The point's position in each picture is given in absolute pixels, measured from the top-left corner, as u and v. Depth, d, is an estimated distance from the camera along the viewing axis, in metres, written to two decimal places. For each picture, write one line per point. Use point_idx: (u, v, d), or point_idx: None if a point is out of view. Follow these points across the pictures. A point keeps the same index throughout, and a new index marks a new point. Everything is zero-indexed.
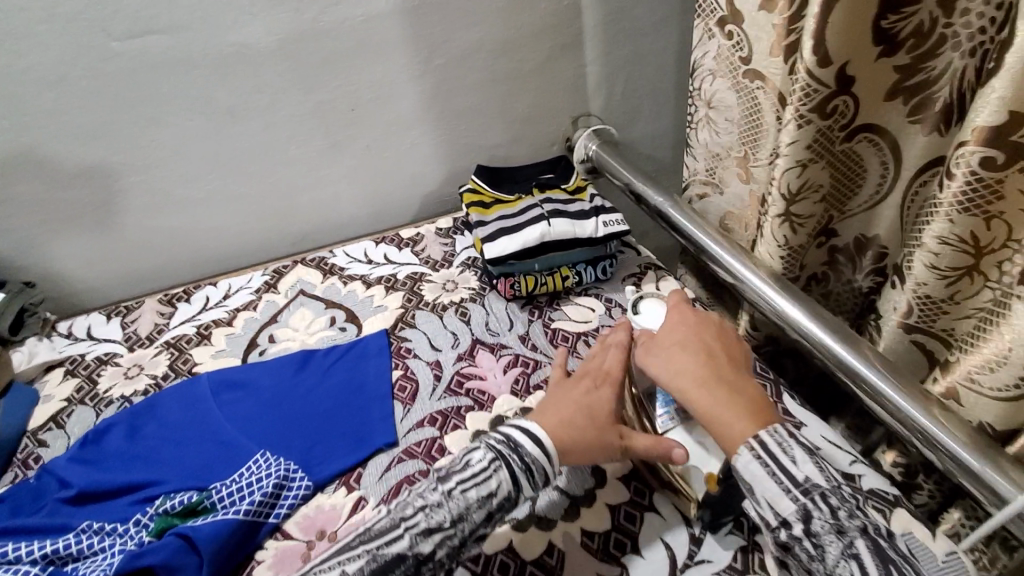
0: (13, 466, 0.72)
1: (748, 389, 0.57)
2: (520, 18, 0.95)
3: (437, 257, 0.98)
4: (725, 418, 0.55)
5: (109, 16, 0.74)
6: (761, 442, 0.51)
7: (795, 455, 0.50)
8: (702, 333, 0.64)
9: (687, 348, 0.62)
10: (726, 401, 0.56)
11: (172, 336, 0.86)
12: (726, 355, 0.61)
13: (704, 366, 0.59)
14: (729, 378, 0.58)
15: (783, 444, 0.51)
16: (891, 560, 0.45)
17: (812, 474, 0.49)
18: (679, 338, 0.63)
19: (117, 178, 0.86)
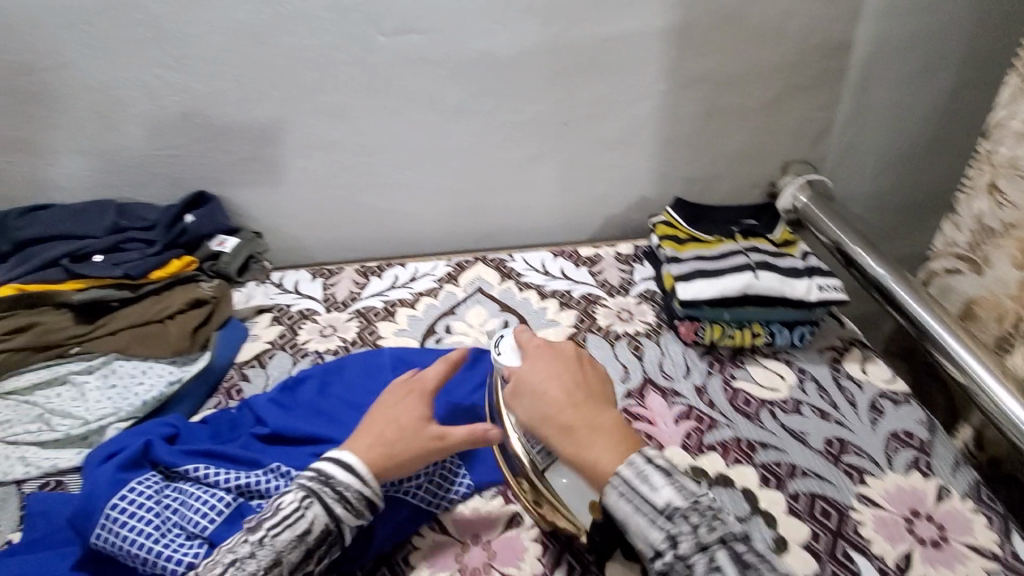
0: (218, 391, 0.80)
1: (603, 418, 0.56)
2: (755, 52, 0.91)
3: (615, 282, 0.96)
4: (592, 452, 0.54)
5: (384, 12, 0.81)
6: (625, 479, 0.51)
7: (652, 480, 0.50)
8: (536, 371, 0.59)
9: (556, 389, 0.57)
10: (593, 436, 0.54)
11: (363, 306, 0.93)
12: (570, 392, 0.57)
13: (564, 408, 0.56)
14: (569, 417, 0.56)
15: (639, 472, 0.51)
16: (748, 565, 0.46)
17: (671, 497, 0.49)
18: (543, 377, 0.59)
19: (348, 155, 0.93)
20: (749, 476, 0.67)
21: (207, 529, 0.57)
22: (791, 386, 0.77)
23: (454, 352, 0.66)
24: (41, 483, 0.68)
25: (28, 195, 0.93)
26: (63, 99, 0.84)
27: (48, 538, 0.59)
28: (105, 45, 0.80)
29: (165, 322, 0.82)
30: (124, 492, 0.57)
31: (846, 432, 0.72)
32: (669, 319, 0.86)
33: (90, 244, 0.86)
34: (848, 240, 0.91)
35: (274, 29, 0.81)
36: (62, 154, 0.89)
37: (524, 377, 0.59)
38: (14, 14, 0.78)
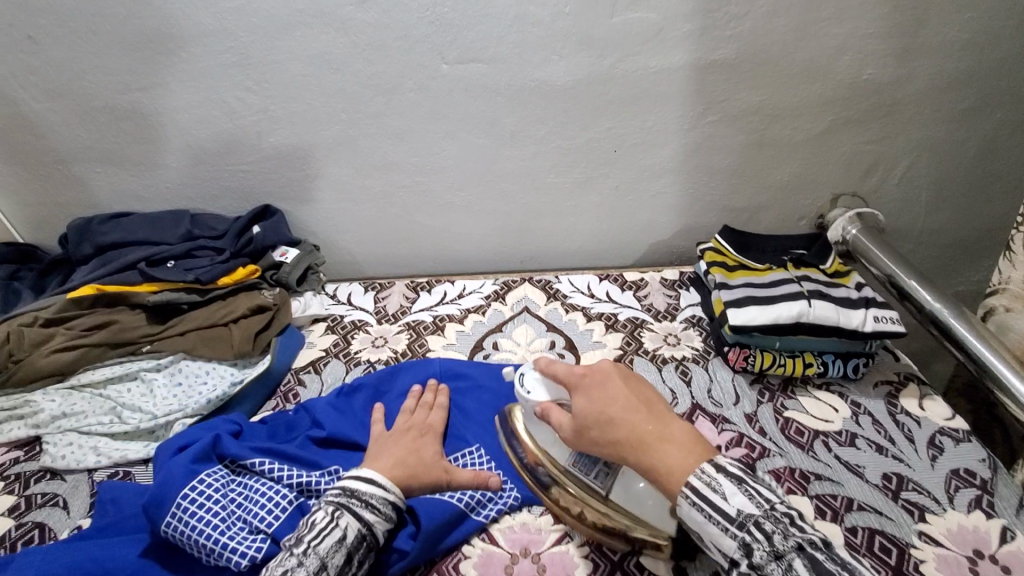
0: (276, 395, 0.83)
1: (671, 429, 0.56)
2: (811, 86, 0.91)
3: (660, 307, 0.97)
4: (663, 462, 0.54)
5: (448, 42, 0.84)
6: (695, 488, 0.51)
7: (723, 488, 0.50)
8: (597, 396, 0.59)
9: (615, 407, 0.58)
10: (662, 447, 0.54)
11: (412, 319, 0.96)
12: (631, 408, 0.57)
13: (631, 425, 0.56)
14: (641, 434, 0.56)
15: (710, 483, 0.51)
16: (828, 573, 0.44)
17: (744, 505, 0.49)
18: (605, 401, 0.59)
19: (405, 175, 0.98)
20: (804, 507, 0.65)
21: (270, 523, 0.59)
22: (844, 418, 0.76)
23: (442, 399, 0.76)
24: (110, 472, 0.71)
25: (115, 203, 1.01)
26: (151, 116, 0.91)
27: (117, 525, 0.62)
28: (193, 69, 0.87)
29: (230, 326, 0.87)
30: (193, 483, 0.60)
31: (904, 467, 0.70)
32: (717, 346, 0.86)
33: (165, 251, 0.92)
34: (903, 273, 0.89)
35: (345, 57, 0.86)
36: (147, 167, 0.97)
37: (586, 405, 0.59)
38: (113, 39, 0.84)
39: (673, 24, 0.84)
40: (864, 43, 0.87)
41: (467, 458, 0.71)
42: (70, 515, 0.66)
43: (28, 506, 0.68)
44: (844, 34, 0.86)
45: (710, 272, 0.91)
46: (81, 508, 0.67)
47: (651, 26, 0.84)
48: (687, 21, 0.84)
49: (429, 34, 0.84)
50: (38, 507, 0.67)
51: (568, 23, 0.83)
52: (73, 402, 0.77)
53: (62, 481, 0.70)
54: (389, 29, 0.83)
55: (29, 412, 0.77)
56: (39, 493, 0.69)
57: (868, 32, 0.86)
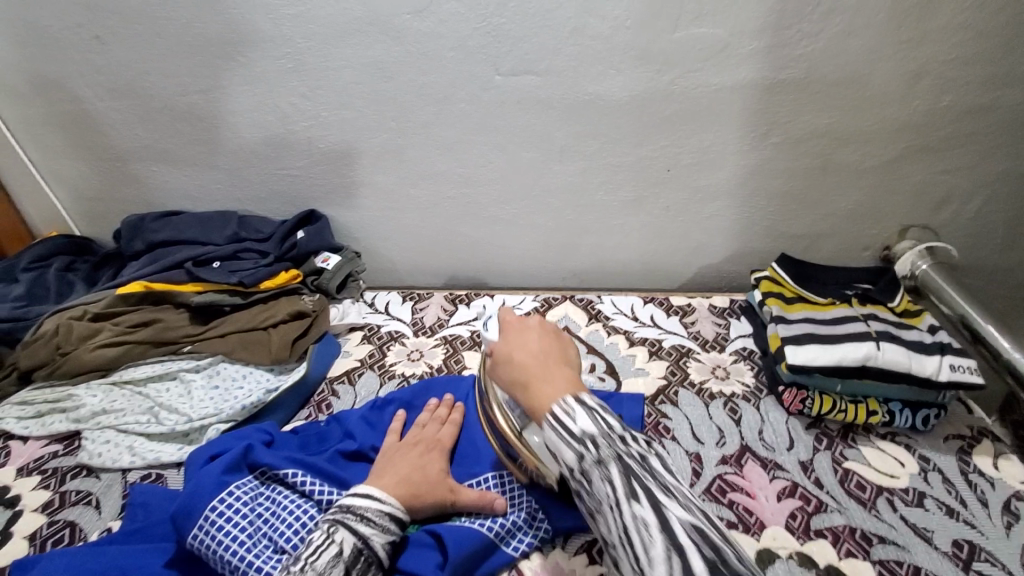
0: (309, 404, 0.82)
1: (556, 372, 0.56)
2: (885, 110, 0.85)
3: (708, 336, 0.92)
4: (536, 397, 0.54)
5: (503, 54, 0.82)
6: (553, 413, 0.51)
7: (575, 413, 0.50)
8: (511, 341, 0.61)
9: (519, 353, 0.59)
10: (543, 385, 0.55)
11: (449, 333, 0.94)
12: (537, 356, 0.58)
13: (524, 366, 0.57)
14: (528, 373, 0.57)
15: (567, 408, 0.51)
16: (637, 475, 0.45)
17: (587, 426, 0.49)
18: (514, 345, 0.61)
19: (450, 186, 0.96)
20: (865, 573, 0.60)
21: (295, 544, 0.57)
22: (911, 475, 0.70)
23: (457, 415, 0.74)
24: (143, 474, 0.71)
25: (167, 200, 1.03)
26: (205, 118, 0.93)
27: (144, 531, 0.61)
28: (248, 73, 0.88)
29: (269, 331, 0.87)
30: (222, 495, 0.59)
31: (978, 536, 0.63)
32: (771, 384, 0.81)
33: (211, 251, 0.93)
34: (978, 315, 0.82)
35: (397, 65, 0.85)
36: (199, 167, 0.98)
37: (499, 347, 0.62)
38: (173, 41, 0.86)
39: (740, 40, 0.80)
40: (948, 67, 0.81)
41: (495, 482, 0.67)
42: (101, 516, 0.67)
43: (62, 503, 0.68)
44: (926, 57, 0.80)
45: (767, 304, 0.86)
46: (111, 510, 0.67)
47: (715, 42, 0.80)
48: (755, 38, 0.79)
49: (483, 45, 0.82)
50: (70, 505, 0.68)
51: (627, 37, 0.80)
52: (113, 401, 0.79)
53: (96, 480, 0.71)
54: (443, 39, 0.82)
55: (71, 407, 0.78)
56: (72, 491, 0.70)
57: (952, 56, 0.80)
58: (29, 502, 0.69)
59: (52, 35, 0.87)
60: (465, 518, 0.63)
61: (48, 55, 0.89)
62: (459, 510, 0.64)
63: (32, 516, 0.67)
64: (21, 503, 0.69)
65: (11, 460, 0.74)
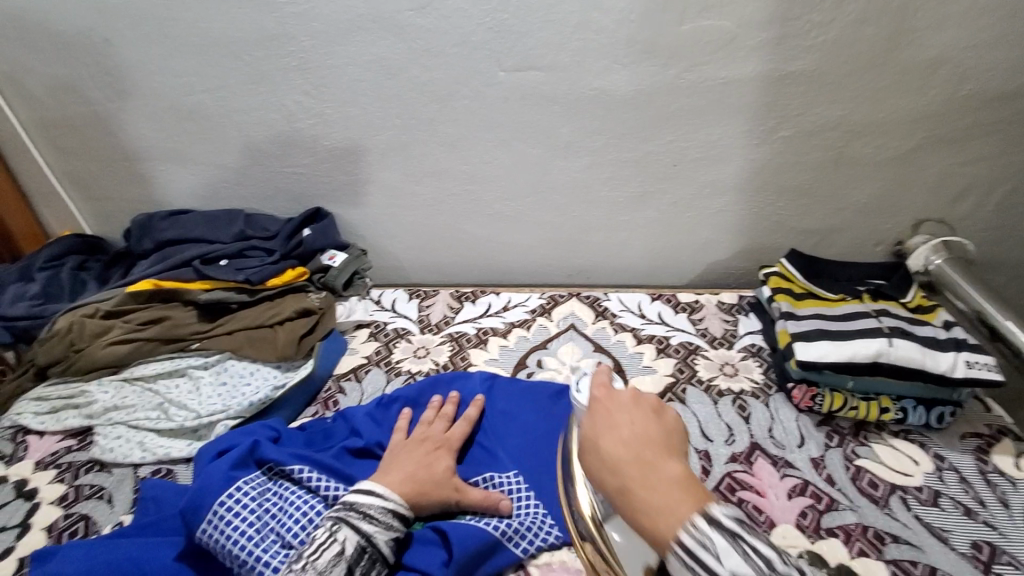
0: (316, 401, 0.82)
1: (663, 473, 0.45)
2: (898, 101, 0.83)
3: (717, 332, 0.91)
4: (649, 515, 0.43)
5: (507, 49, 0.82)
6: (685, 546, 0.40)
7: (717, 546, 0.39)
8: (599, 424, 0.49)
9: (615, 439, 0.48)
10: (652, 496, 0.43)
11: (455, 331, 0.94)
12: (633, 448, 0.46)
13: (619, 461, 0.46)
14: (623, 471, 0.45)
15: (700, 541, 0.40)
16: None
17: (740, 566, 0.38)
18: (605, 429, 0.49)
19: (456, 183, 0.96)
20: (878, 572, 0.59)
21: (303, 539, 0.57)
22: (925, 473, 0.69)
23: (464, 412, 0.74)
24: (154, 469, 0.72)
25: (178, 201, 1.04)
26: (213, 117, 0.93)
27: (156, 525, 0.62)
28: (255, 72, 0.88)
29: (275, 328, 0.87)
30: (231, 490, 0.59)
31: (996, 536, 0.62)
32: (780, 380, 0.80)
33: (218, 249, 0.93)
34: (993, 309, 0.81)
35: (402, 62, 0.85)
36: (207, 166, 0.99)
37: (586, 431, 0.49)
38: (180, 41, 0.86)
39: (748, 32, 0.78)
40: (962, 57, 0.79)
41: (501, 479, 0.67)
42: (114, 509, 0.68)
43: (76, 496, 0.69)
44: (940, 46, 0.78)
45: (775, 300, 0.85)
46: (124, 503, 0.68)
47: (723, 34, 0.79)
48: (763, 30, 0.78)
49: (488, 40, 0.82)
50: (85, 498, 0.69)
51: (632, 31, 0.79)
52: (124, 397, 0.80)
53: (109, 474, 0.72)
54: (448, 35, 0.82)
55: (84, 403, 0.79)
56: (87, 485, 0.71)
57: (967, 45, 0.78)
58: (46, 495, 0.70)
59: (63, 38, 0.89)
60: (471, 516, 0.63)
61: (59, 58, 0.91)
62: (465, 509, 0.63)
63: (48, 509, 0.68)
64: (38, 496, 0.70)
65: (29, 454, 0.75)
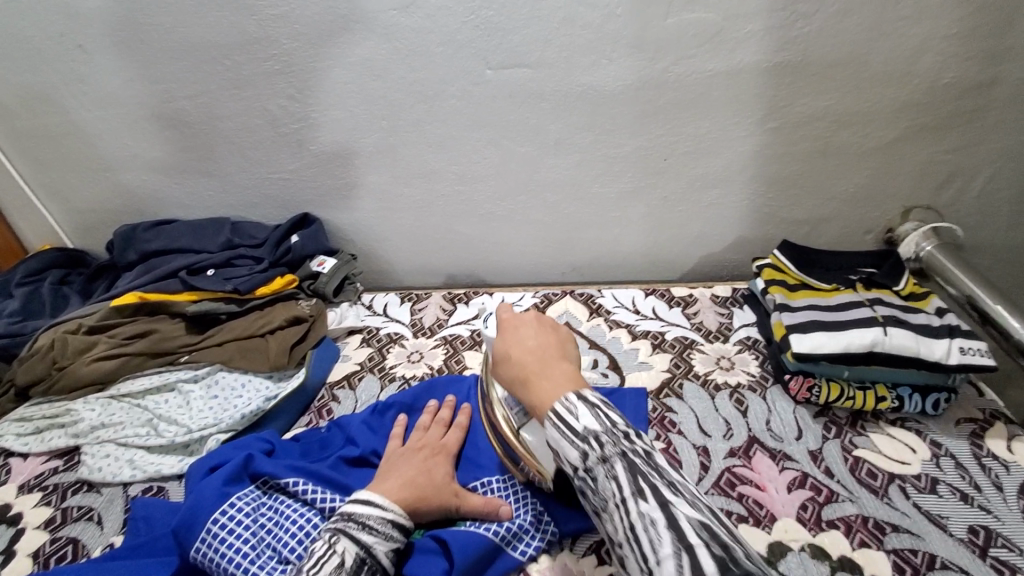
0: (310, 410, 0.81)
1: (557, 368, 0.54)
2: (884, 90, 0.83)
3: (711, 326, 0.91)
4: (536, 396, 0.52)
5: (491, 47, 0.81)
6: (555, 413, 0.48)
7: (578, 411, 0.48)
8: (506, 338, 0.61)
9: (517, 348, 0.59)
10: (542, 380, 0.53)
11: (449, 333, 0.93)
12: (533, 352, 0.57)
13: (521, 362, 0.57)
14: (526, 370, 0.55)
15: (570, 408, 0.48)
16: (643, 475, 0.43)
17: (591, 423, 0.47)
18: (511, 342, 0.60)
19: (445, 184, 0.95)
20: (880, 563, 0.59)
21: (301, 554, 0.56)
22: (922, 461, 0.69)
23: (464, 418, 0.73)
24: (144, 487, 0.71)
25: (161, 210, 1.02)
26: (194, 125, 0.91)
27: (148, 546, 0.60)
28: (236, 77, 0.86)
29: (266, 338, 0.86)
30: (224, 507, 0.58)
31: (993, 520, 0.62)
32: (776, 373, 0.80)
33: (204, 260, 0.92)
34: (985, 296, 0.79)
35: (386, 64, 0.83)
36: (190, 174, 0.97)
37: (497, 347, 0.61)
38: (156, 48, 0.84)
39: (734, 24, 0.78)
40: (949, 42, 0.79)
41: (499, 484, 0.66)
42: (103, 531, 0.66)
43: (64, 519, 0.68)
44: (925, 33, 0.78)
45: (769, 292, 0.85)
46: (113, 525, 0.67)
47: (709, 26, 0.78)
48: (749, 21, 0.78)
49: (472, 39, 0.80)
50: (73, 521, 0.67)
51: (618, 25, 0.78)
52: (112, 414, 0.78)
53: (98, 494, 0.71)
54: (431, 34, 0.80)
55: (69, 422, 0.78)
56: (74, 507, 0.69)
57: (952, 31, 0.78)
58: (33, 519, 0.68)
59: (35, 47, 0.86)
60: (471, 523, 0.62)
61: (34, 68, 0.88)
62: (464, 515, 0.62)
63: (35, 533, 0.66)
64: (23, 520, 0.68)
65: (13, 477, 0.74)
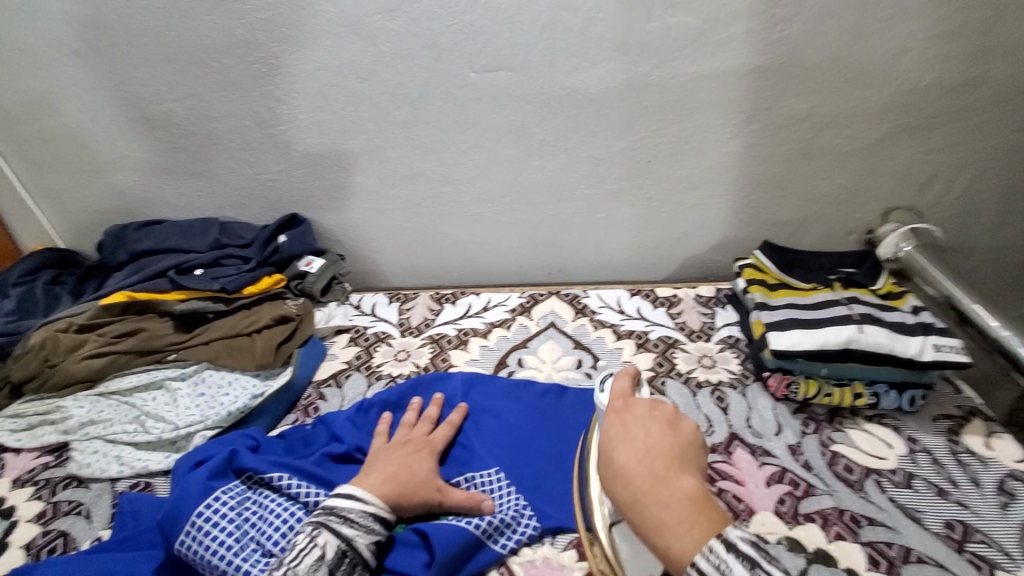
0: (296, 408, 0.82)
1: (681, 492, 0.46)
2: (863, 92, 0.85)
3: (695, 326, 0.92)
4: (666, 540, 0.44)
5: (477, 51, 0.82)
6: (702, 573, 0.41)
7: (733, 571, 0.40)
8: (619, 434, 0.51)
9: (626, 450, 0.50)
10: (665, 511, 0.45)
11: (435, 332, 0.94)
12: (647, 462, 0.48)
13: (631, 477, 0.48)
14: (636, 487, 0.47)
15: (720, 566, 0.41)
16: None
17: None
18: (620, 442, 0.51)
19: (431, 186, 0.96)
20: (856, 555, 0.60)
21: (284, 547, 0.57)
22: (899, 456, 0.70)
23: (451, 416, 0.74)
24: (132, 483, 0.71)
25: (152, 211, 1.03)
26: (185, 126, 0.92)
27: (135, 539, 0.61)
28: (226, 79, 0.87)
29: (253, 336, 0.87)
30: (209, 500, 0.58)
31: (969, 515, 0.63)
32: (756, 370, 0.82)
33: (193, 259, 0.93)
34: (962, 295, 0.82)
35: (374, 66, 0.85)
36: (181, 175, 0.98)
37: (603, 443, 0.52)
38: (149, 49, 0.86)
39: (714, 28, 0.80)
40: (925, 46, 0.81)
41: (480, 478, 0.67)
42: (93, 525, 0.67)
43: (55, 513, 0.68)
44: (902, 37, 0.80)
45: (749, 291, 0.86)
46: (103, 518, 0.67)
47: (691, 30, 0.80)
48: (730, 25, 0.79)
49: (458, 42, 0.82)
50: (63, 515, 0.68)
51: (602, 29, 0.80)
52: (101, 411, 0.79)
53: (86, 490, 0.71)
54: (418, 38, 0.82)
55: (60, 419, 0.78)
56: (65, 501, 0.70)
57: (928, 35, 0.80)
58: (23, 512, 0.69)
59: (28, 49, 0.87)
60: (453, 517, 0.63)
61: (26, 71, 0.89)
62: (447, 510, 0.63)
63: (26, 526, 0.67)
64: (15, 513, 0.69)
65: (5, 471, 0.74)
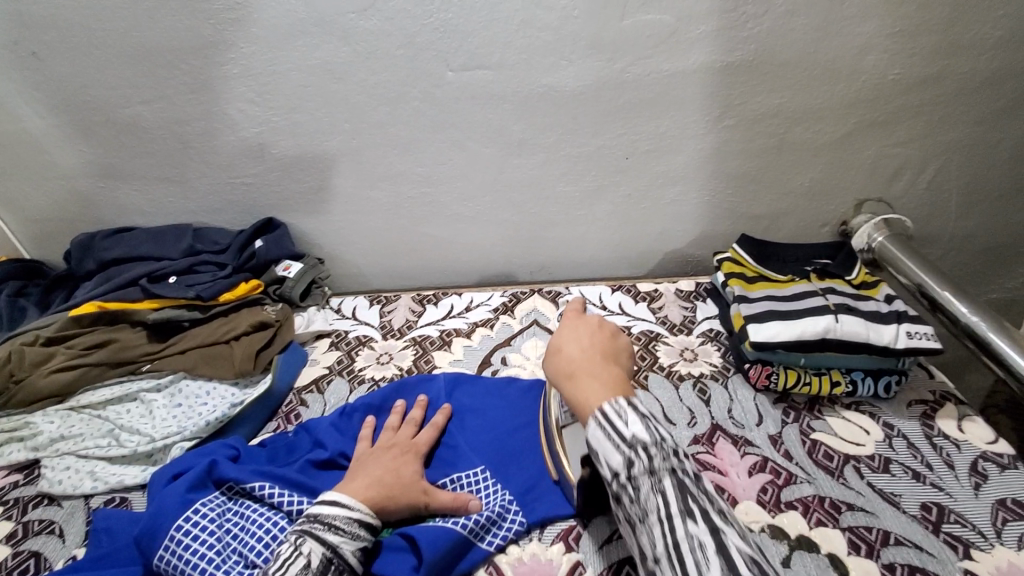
0: (277, 415, 0.81)
1: (606, 372, 0.54)
2: (833, 86, 0.87)
3: (676, 320, 0.93)
4: (581, 394, 0.52)
5: (452, 50, 0.82)
6: (604, 413, 0.48)
7: (627, 415, 0.48)
8: (565, 333, 0.61)
9: (571, 344, 0.59)
10: (589, 379, 0.53)
11: (418, 334, 0.93)
12: (588, 353, 0.57)
13: (571, 358, 0.57)
14: (574, 364, 0.56)
15: (620, 410, 0.48)
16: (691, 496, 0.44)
17: (640, 431, 0.46)
18: (568, 336, 0.61)
19: (410, 186, 0.95)
20: (837, 542, 0.61)
21: (267, 557, 0.56)
22: (876, 441, 0.72)
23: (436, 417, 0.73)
24: (106, 498, 0.69)
25: (122, 218, 1.00)
26: (153, 130, 0.90)
27: (112, 556, 0.59)
28: (194, 81, 0.85)
29: (230, 344, 0.85)
30: (188, 513, 0.57)
31: (945, 497, 0.65)
32: (737, 362, 0.83)
33: (166, 267, 0.91)
34: (932, 281, 0.83)
35: (347, 66, 0.83)
36: (151, 181, 0.96)
37: (552, 339, 0.61)
38: (112, 52, 0.83)
39: (687, 25, 0.80)
40: (891, 41, 0.83)
41: (466, 479, 0.67)
42: (66, 544, 0.65)
43: (25, 533, 0.66)
44: (869, 33, 0.82)
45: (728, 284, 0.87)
46: (77, 537, 0.65)
47: (663, 27, 0.80)
48: (702, 22, 0.80)
49: (432, 41, 0.81)
50: (35, 534, 0.66)
51: (576, 27, 0.80)
52: (71, 426, 0.76)
53: (58, 508, 0.69)
54: (392, 37, 0.81)
55: (29, 435, 0.75)
56: (36, 520, 0.67)
57: (893, 31, 0.82)
58: None
59: None
60: (440, 519, 0.62)
61: None
62: (433, 512, 0.63)
63: None
64: None
65: None
